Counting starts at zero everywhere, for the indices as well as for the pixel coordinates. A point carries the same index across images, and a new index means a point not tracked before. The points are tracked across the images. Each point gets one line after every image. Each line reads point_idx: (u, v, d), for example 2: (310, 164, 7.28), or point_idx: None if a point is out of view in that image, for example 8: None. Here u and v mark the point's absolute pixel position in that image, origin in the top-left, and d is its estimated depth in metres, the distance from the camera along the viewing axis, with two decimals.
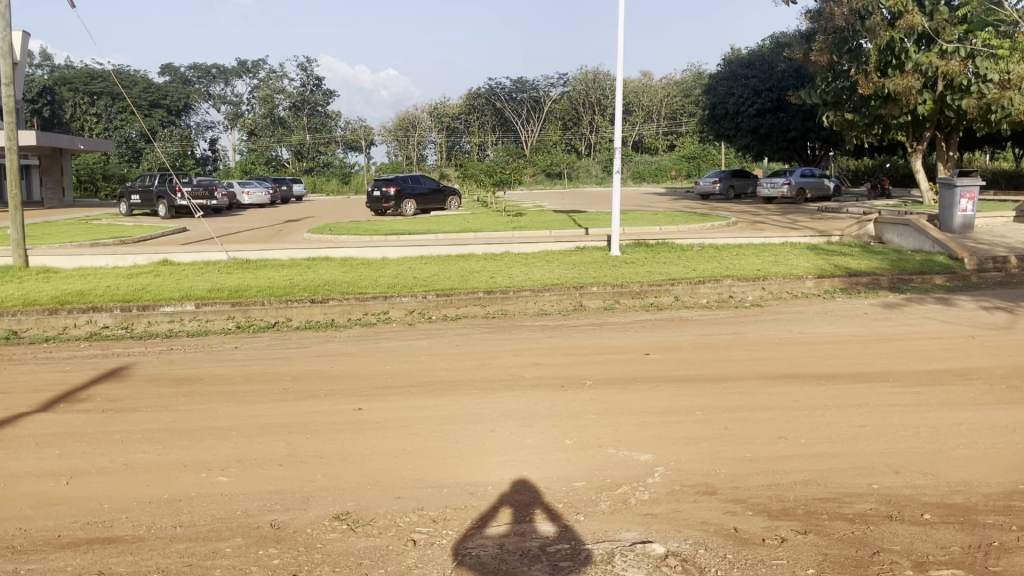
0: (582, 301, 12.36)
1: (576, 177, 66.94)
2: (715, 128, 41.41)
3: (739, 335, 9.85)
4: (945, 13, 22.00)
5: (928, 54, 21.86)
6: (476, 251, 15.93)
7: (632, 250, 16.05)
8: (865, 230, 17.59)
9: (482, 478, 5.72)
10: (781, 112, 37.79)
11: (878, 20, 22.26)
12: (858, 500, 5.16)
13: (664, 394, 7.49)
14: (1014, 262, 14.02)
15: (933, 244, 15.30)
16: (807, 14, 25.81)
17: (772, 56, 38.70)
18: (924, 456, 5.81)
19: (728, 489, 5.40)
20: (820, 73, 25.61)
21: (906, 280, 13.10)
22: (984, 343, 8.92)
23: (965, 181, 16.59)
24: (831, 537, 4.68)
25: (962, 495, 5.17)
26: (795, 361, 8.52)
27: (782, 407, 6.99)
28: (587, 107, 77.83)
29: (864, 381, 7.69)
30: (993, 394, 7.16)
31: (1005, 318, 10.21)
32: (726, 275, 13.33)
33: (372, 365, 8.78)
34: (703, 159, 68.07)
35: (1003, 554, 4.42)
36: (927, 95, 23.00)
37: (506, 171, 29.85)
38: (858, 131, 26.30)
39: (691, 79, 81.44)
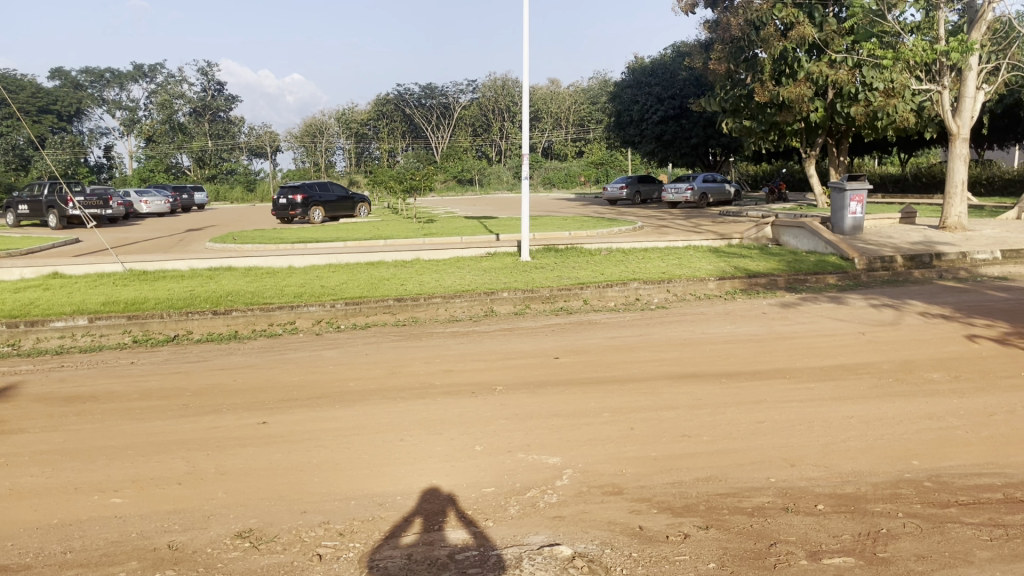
0: (492, 307, 12.40)
1: (487, 183, 67.17)
2: (621, 135, 42.15)
3: (645, 337, 10.05)
4: (833, 25, 23.05)
5: (817, 64, 22.83)
6: (385, 258, 15.77)
7: (542, 255, 16.16)
8: (763, 233, 18.29)
9: (390, 488, 5.65)
10: (683, 119, 38.94)
11: (772, 31, 23.11)
12: (756, 494, 5.33)
13: (572, 397, 7.57)
14: (900, 261, 14.78)
15: (826, 244, 15.99)
16: (706, 24, 26.61)
17: (673, 65, 39.82)
18: (818, 449, 6.04)
19: (634, 489, 5.50)
20: (718, 82, 26.51)
21: (801, 280, 13.65)
22: (873, 339, 9.39)
23: (854, 185, 17.45)
24: (731, 531, 4.82)
25: (854, 485, 5.41)
26: (697, 361, 8.76)
27: (686, 406, 7.17)
28: (497, 113, 79.02)
29: (762, 378, 7.97)
30: (880, 387, 7.54)
31: (891, 315, 10.77)
32: (632, 278, 13.59)
33: (277, 377, 8.57)
34: (612, 165, 69.47)
35: (890, 540, 4.63)
36: (819, 102, 23.99)
37: (416, 177, 29.66)
38: (756, 138, 27.29)
39: (598, 86, 83.11)
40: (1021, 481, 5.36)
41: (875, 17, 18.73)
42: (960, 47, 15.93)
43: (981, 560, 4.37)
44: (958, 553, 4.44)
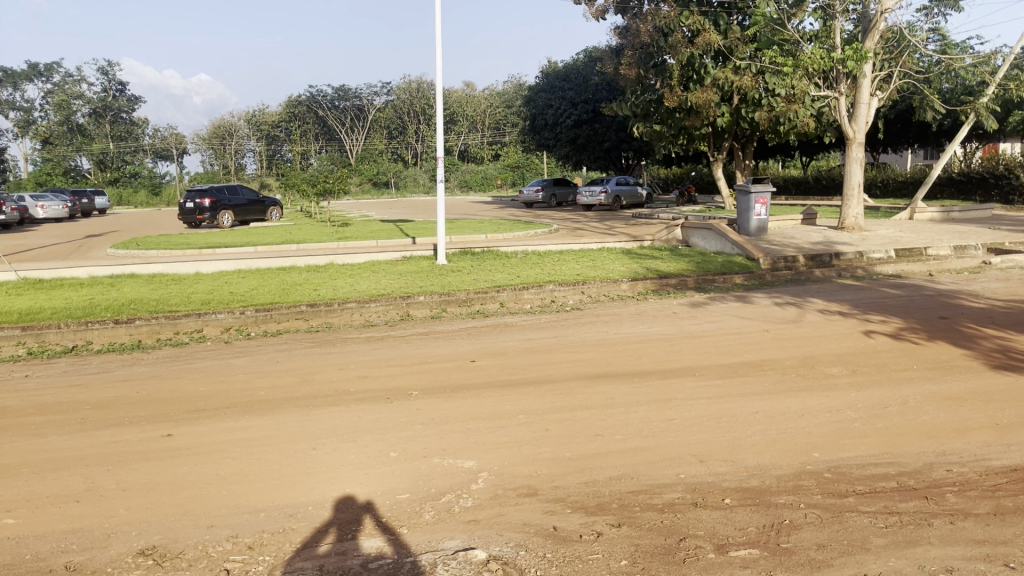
0: (408, 311, 12.29)
1: (404, 186, 66.72)
2: (536, 138, 42.41)
3: (560, 339, 10.15)
4: (737, 32, 23.83)
5: (723, 70, 23.49)
6: (298, 263, 15.46)
7: (458, 258, 16.13)
8: (673, 235, 18.73)
9: (303, 498, 5.54)
10: (596, 124, 39.55)
11: (680, 38, 23.74)
12: (666, 490, 5.45)
13: (488, 400, 7.58)
14: (802, 261, 15.37)
15: (732, 245, 16.52)
16: (616, 30, 27.07)
17: (586, 69, 40.38)
18: (725, 445, 6.23)
19: (549, 489, 5.55)
20: (629, 87, 26.96)
21: (710, 280, 14.05)
22: (777, 337, 9.74)
23: (759, 188, 18.00)
24: (642, 528, 4.92)
25: (759, 478, 5.59)
26: (611, 361, 8.91)
27: (599, 406, 7.27)
28: (412, 116, 78.47)
29: (673, 377, 8.16)
30: (784, 382, 7.83)
31: (794, 313, 11.20)
32: (548, 281, 13.70)
33: (184, 388, 8.30)
34: (528, 170, 70.03)
35: (792, 531, 4.79)
36: (725, 107, 24.68)
37: (329, 180, 29.24)
38: (666, 141, 27.91)
39: (513, 89, 83.59)
40: (913, 469, 5.63)
41: (775, 25, 19.41)
42: (855, 56, 16.66)
43: (876, 546, 4.55)
44: (855, 541, 4.62)
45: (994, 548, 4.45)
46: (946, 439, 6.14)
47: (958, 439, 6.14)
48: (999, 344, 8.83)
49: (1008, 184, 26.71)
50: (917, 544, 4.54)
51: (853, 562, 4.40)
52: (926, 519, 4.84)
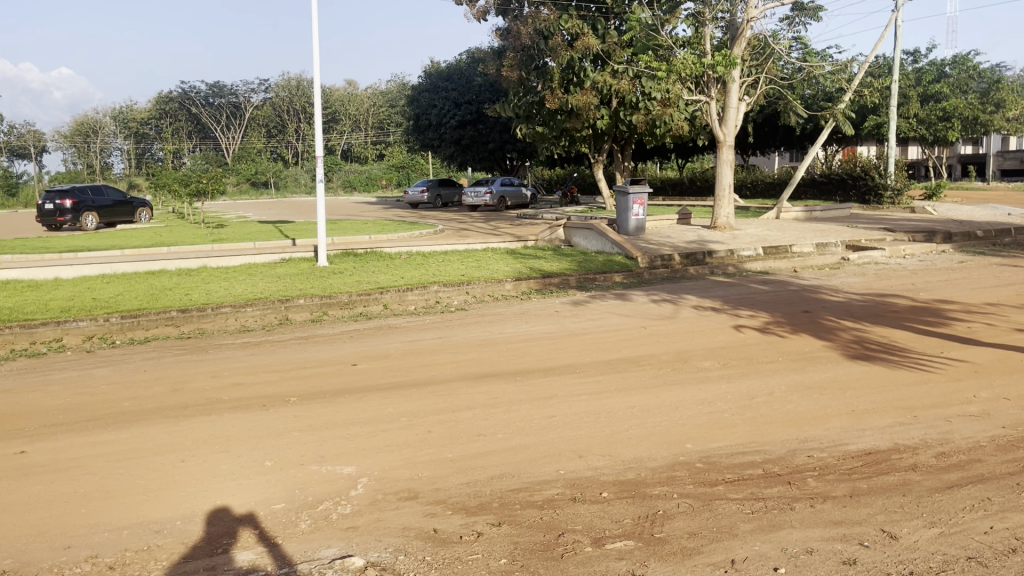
0: (287, 315, 11.95)
1: (284, 186, 64.99)
2: (420, 139, 42.13)
3: (443, 339, 10.11)
4: (614, 37, 24.41)
5: (601, 73, 23.99)
6: (168, 266, 14.77)
7: (339, 260, 15.82)
8: (556, 235, 18.99)
9: (170, 513, 5.28)
10: (480, 124, 39.69)
11: (559, 42, 24.11)
12: (546, 486, 5.52)
13: (369, 404, 7.45)
14: (678, 259, 15.91)
15: (612, 245, 16.91)
16: (497, 32, 27.22)
17: (469, 70, 40.50)
18: (603, 439, 6.36)
19: (429, 492, 5.50)
20: (511, 89, 27.15)
21: (591, 280, 14.32)
22: (654, 333, 10.04)
23: (636, 189, 18.46)
24: (522, 526, 4.95)
25: (635, 471, 5.73)
26: (494, 360, 8.95)
27: (482, 406, 7.28)
28: (292, 114, 76.24)
29: (555, 375, 8.27)
30: (660, 377, 8.08)
31: (670, 309, 11.57)
32: (432, 281, 13.62)
33: (40, 401, 7.77)
34: (413, 170, 69.72)
35: (666, 521, 4.93)
36: (604, 111, 25.23)
37: (203, 180, 28.11)
38: (548, 142, 28.31)
39: (396, 88, 82.81)
40: (778, 456, 5.92)
41: (650, 31, 19.98)
42: (724, 62, 17.34)
43: (744, 532, 4.73)
44: (724, 527, 4.80)
45: (851, 527, 4.71)
46: (808, 427, 6.48)
47: (819, 427, 6.48)
48: (855, 335, 9.40)
49: (863, 185, 28.47)
50: (781, 528, 4.75)
51: (721, 548, 4.55)
52: (789, 504, 5.08)
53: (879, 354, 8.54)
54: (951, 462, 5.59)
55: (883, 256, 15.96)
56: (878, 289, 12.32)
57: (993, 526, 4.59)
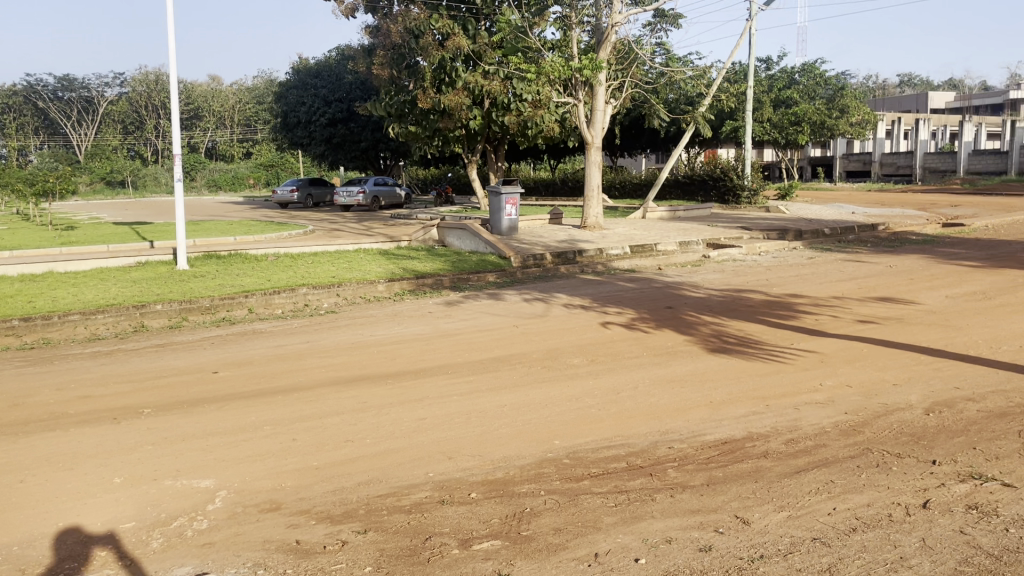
0: (143, 322, 11.33)
1: (142, 185, 61.68)
2: (288, 137, 40.94)
3: (311, 343, 9.84)
4: (485, 38, 24.51)
5: (473, 74, 24.00)
6: (8, 272, 13.70)
7: (201, 263, 15.14)
8: (429, 235, 18.86)
9: (6, 538, 4.87)
10: (351, 123, 38.99)
11: (430, 41, 23.91)
12: (414, 490, 5.45)
13: (231, 413, 7.14)
14: (549, 258, 16.15)
15: (485, 244, 16.99)
16: (367, 29, 26.75)
17: (338, 68, 39.71)
18: (472, 439, 6.35)
19: (293, 502, 5.33)
20: (383, 87, 26.80)
21: (464, 280, 14.32)
22: (525, 331, 10.14)
23: (509, 189, 18.59)
24: (389, 532, 4.87)
25: (503, 470, 5.75)
26: (363, 363, 8.79)
27: (350, 410, 7.13)
28: (151, 110, 71.37)
29: (426, 376, 8.20)
30: (530, 374, 8.15)
31: (541, 308, 11.72)
32: (300, 284, 13.23)
33: None
34: (282, 168, 67.85)
35: (532, 518, 4.97)
36: (477, 111, 25.30)
37: (50, 179, 26.24)
38: (421, 142, 28.10)
39: (263, 85, 80.46)
40: (641, 448, 6.09)
41: (519, 33, 20.15)
42: (591, 66, 17.72)
43: (607, 525, 4.83)
44: (588, 521, 4.88)
45: (707, 515, 4.90)
46: (670, 419, 6.71)
47: (680, 418, 6.72)
48: (714, 329, 9.82)
49: (723, 186, 29.83)
50: (642, 519, 4.88)
51: (586, 542, 4.63)
52: (650, 495, 5.23)
53: (736, 346, 8.95)
54: (799, 448, 5.91)
55: (740, 254, 16.79)
56: (736, 285, 12.92)
57: (835, 507, 4.88)
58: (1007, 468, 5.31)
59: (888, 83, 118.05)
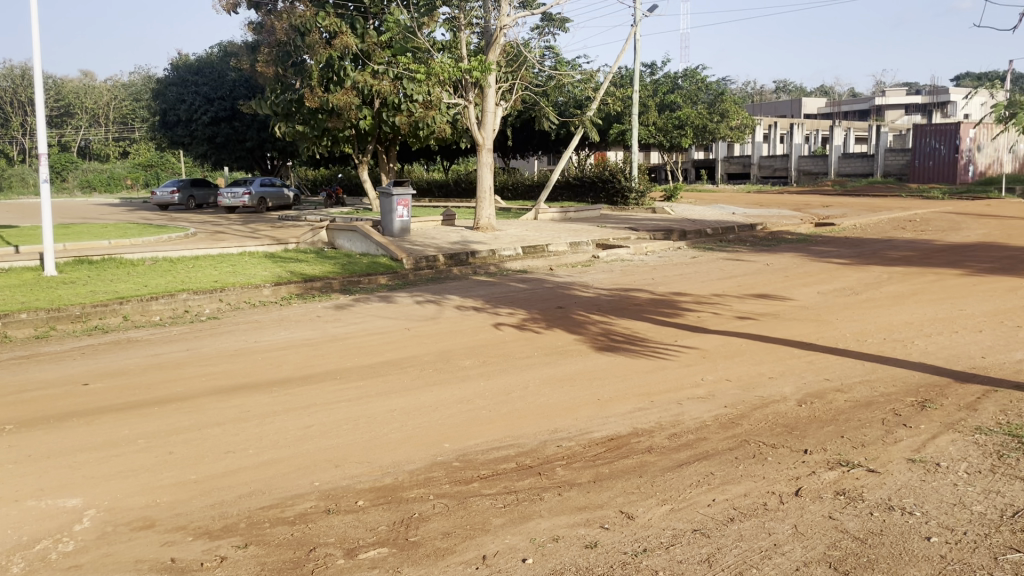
0: (6, 332, 10.61)
1: (8, 186, 57.99)
2: (167, 136, 39.27)
3: (192, 351, 9.44)
4: (374, 37, 24.19)
5: (361, 73, 23.67)
6: None
7: (71, 268, 14.31)
8: (318, 238, 18.42)
9: None
10: (235, 122, 37.74)
11: (316, 39, 23.37)
12: (298, 501, 5.30)
13: (104, 427, 6.76)
14: (442, 260, 16.10)
15: (376, 246, 16.77)
16: (250, 25, 25.96)
17: (221, 65, 38.41)
18: (360, 446, 6.24)
19: (170, 518, 5.09)
20: (268, 85, 26.09)
21: (355, 282, 14.08)
22: (416, 334, 10.05)
23: (400, 190, 18.40)
24: (270, 545, 4.71)
25: (392, 475, 5.67)
26: (247, 371, 8.50)
27: (231, 421, 6.87)
28: (17, 107, 67.64)
29: (314, 382, 8.00)
30: (421, 378, 8.08)
31: (433, 310, 11.65)
32: (180, 289, 12.68)
33: None
34: (163, 169, 65.28)
35: (420, 523, 4.91)
36: (367, 111, 24.99)
37: None
38: (309, 142, 27.51)
39: (141, 82, 77.21)
40: (530, 448, 6.13)
41: (408, 33, 20.01)
42: (480, 67, 17.75)
43: (495, 526, 4.83)
44: (476, 524, 4.87)
45: (592, 512, 4.97)
46: (559, 418, 6.78)
47: (569, 417, 6.79)
48: (603, 328, 10.00)
49: (612, 187, 30.50)
50: (529, 519, 4.91)
51: (473, 545, 4.61)
52: (538, 495, 5.26)
53: (623, 344, 9.14)
54: (681, 442, 6.08)
55: (628, 254, 17.18)
56: (624, 284, 13.22)
57: (714, 498, 5.04)
58: (872, 455, 5.62)
59: (766, 89, 123.31)
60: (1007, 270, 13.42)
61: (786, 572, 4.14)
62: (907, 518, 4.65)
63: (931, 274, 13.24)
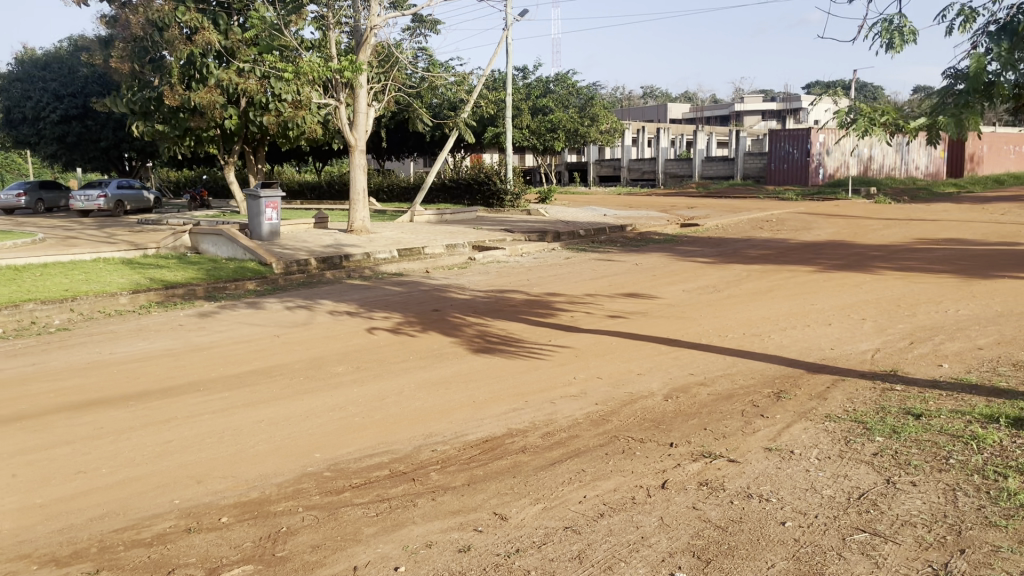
0: None
1: None
2: (12, 135, 36.57)
3: (39, 365, 8.79)
4: (238, 34, 23.33)
5: (225, 71, 22.82)
6: None
7: None
8: (180, 241, 17.46)
9: None
10: (88, 120, 35.59)
11: (176, 34, 22.28)
12: (157, 521, 5.02)
13: None
14: (313, 264, 15.74)
15: (243, 251, 16.18)
16: (102, 19, 24.47)
17: (71, 59, 36.04)
18: (225, 460, 5.98)
19: (10, 548, 4.70)
20: (124, 82, 24.74)
21: (221, 288, 13.53)
22: (286, 341, 9.74)
23: (268, 193, 17.82)
24: (125, 570, 4.43)
25: (258, 489, 5.46)
26: (102, 385, 7.99)
27: (83, 439, 6.44)
28: None
29: (175, 395, 7.62)
30: (291, 386, 7.84)
31: (304, 316, 11.34)
32: (26, 299, 11.80)
33: None
34: (7, 170, 61.00)
35: (287, 537, 4.75)
36: (232, 110, 24.15)
37: None
38: (170, 142, 26.29)
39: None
40: (403, 454, 6.05)
41: (274, 30, 19.43)
42: (351, 67, 17.43)
43: (366, 536, 4.73)
44: (348, 534, 4.75)
45: (466, 515, 4.95)
46: (434, 422, 6.73)
47: (443, 421, 6.75)
48: (478, 330, 10.03)
49: (487, 190, 30.67)
50: (402, 526, 4.83)
51: (344, 557, 4.50)
52: (411, 501, 5.20)
53: (498, 346, 9.19)
54: (554, 441, 6.16)
55: (504, 255, 17.33)
56: (499, 286, 13.32)
57: (585, 495, 5.13)
58: (732, 445, 5.87)
59: (634, 95, 127.18)
60: (852, 267, 14.38)
61: (652, 564, 4.26)
62: (764, 505, 4.88)
63: (786, 271, 14.02)
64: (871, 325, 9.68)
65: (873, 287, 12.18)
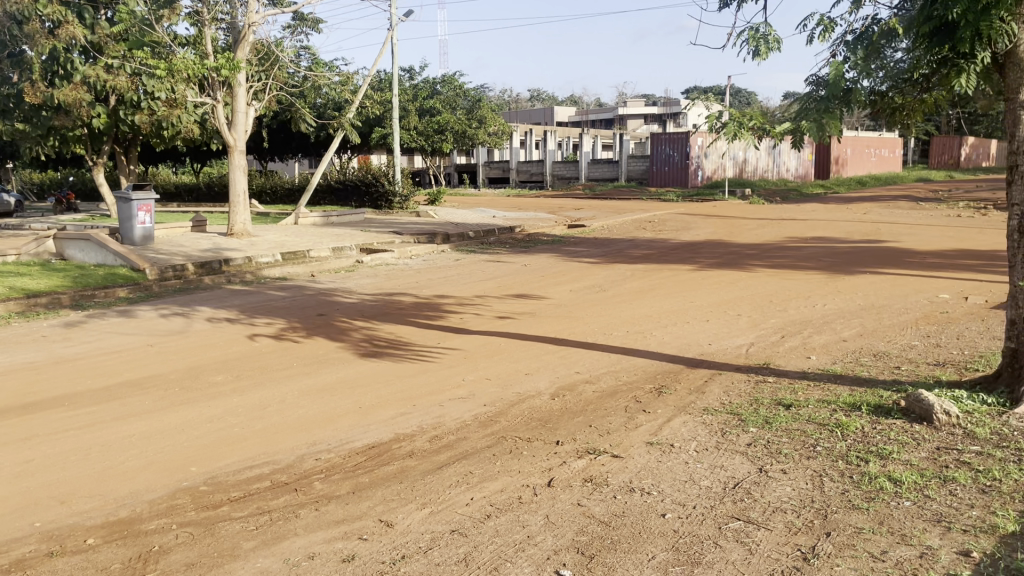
0: None
1: None
2: None
3: None
4: (106, 29, 22.13)
5: (92, 67, 21.66)
6: None
7: None
8: (43, 247, 16.44)
9: None
10: None
11: (36, 28, 20.92)
12: (13, 547, 4.67)
13: None
14: (190, 269, 15.12)
15: (114, 256, 15.36)
16: None
17: None
18: (93, 477, 5.64)
19: None
20: None
21: (89, 296, 12.80)
22: (161, 350, 9.30)
23: (140, 195, 16.99)
24: None
25: (128, 507, 5.17)
26: None
27: None
28: None
29: (37, 410, 7.13)
30: (166, 398, 7.49)
31: (180, 323, 10.86)
32: None
33: None
34: None
35: (159, 557, 4.52)
36: (100, 108, 22.92)
37: None
38: (31, 142, 24.70)
39: None
40: (285, 464, 5.87)
41: (145, 26, 18.56)
42: (228, 65, 16.83)
43: (245, 551, 4.56)
44: (225, 550, 4.57)
45: (351, 524, 4.85)
46: (317, 430, 6.57)
47: (327, 429, 6.59)
48: (365, 334, 9.86)
49: (376, 192, 30.28)
50: (283, 539, 4.69)
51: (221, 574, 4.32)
52: (293, 512, 5.05)
53: (385, 349, 9.07)
54: (441, 444, 6.12)
55: (392, 258, 17.14)
56: (387, 289, 13.16)
57: (471, 497, 5.12)
58: (615, 441, 5.99)
59: (521, 98, 128.56)
60: (729, 265, 14.99)
61: (538, 562, 4.28)
62: (645, 498, 5.00)
63: (667, 270, 14.47)
64: (747, 321, 10.10)
65: (748, 284, 12.73)
